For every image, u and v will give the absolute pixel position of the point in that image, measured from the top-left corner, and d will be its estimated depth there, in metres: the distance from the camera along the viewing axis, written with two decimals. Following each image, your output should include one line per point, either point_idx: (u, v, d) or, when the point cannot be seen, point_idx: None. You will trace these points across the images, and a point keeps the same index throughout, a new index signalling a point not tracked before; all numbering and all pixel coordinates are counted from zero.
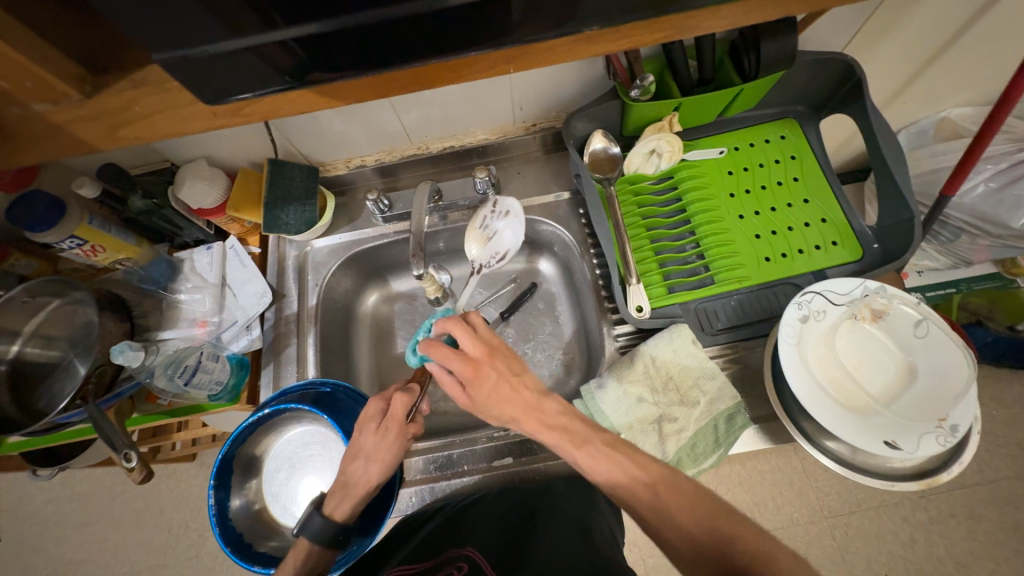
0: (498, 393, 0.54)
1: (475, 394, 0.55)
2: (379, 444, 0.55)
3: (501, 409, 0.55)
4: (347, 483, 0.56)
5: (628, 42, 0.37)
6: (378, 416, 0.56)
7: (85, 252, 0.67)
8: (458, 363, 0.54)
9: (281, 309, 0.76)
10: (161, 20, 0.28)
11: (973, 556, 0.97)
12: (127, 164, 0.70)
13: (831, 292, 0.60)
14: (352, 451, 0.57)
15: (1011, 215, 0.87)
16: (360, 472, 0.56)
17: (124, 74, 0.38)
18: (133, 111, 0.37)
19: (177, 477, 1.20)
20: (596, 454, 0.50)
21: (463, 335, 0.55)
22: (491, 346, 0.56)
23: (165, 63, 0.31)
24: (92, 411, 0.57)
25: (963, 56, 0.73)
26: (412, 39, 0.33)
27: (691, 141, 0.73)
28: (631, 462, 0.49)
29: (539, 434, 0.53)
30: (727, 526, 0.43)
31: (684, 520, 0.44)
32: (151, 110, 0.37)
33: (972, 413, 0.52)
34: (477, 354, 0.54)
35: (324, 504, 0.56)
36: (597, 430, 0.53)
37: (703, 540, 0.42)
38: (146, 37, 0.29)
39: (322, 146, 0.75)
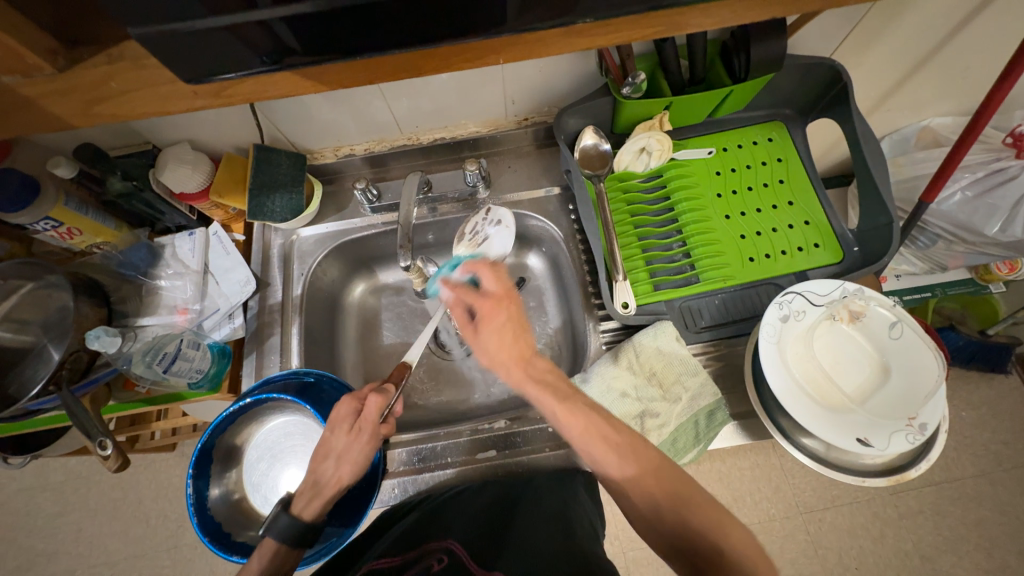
0: (501, 334, 0.55)
1: (482, 329, 0.56)
2: (351, 444, 0.55)
3: (497, 352, 0.55)
4: (316, 484, 0.55)
5: (617, 38, 0.37)
6: (351, 417, 0.56)
7: (60, 234, 0.65)
8: (478, 298, 0.57)
9: (265, 298, 0.75)
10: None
11: (939, 551, 1.01)
12: (106, 145, 0.68)
13: (811, 293, 0.61)
14: (322, 451, 0.56)
15: (985, 222, 0.90)
16: (330, 473, 0.55)
17: (100, 49, 0.36)
18: (111, 88, 0.36)
19: (156, 467, 1.18)
20: (576, 410, 0.50)
21: (491, 275, 0.59)
22: (513, 289, 0.58)
23: (144, 38, 0.30)
24: (65, 398, 0.56)
25: (946, 66, 0.74)
26: (402, 26, 0.33)
27: (681, 140, 0.74)
28: (607, 425, 0.49)
29: (530, 387, 0.53)
30: (682, 483, 0.45)
31: (648, 485, 0.45)
32: (129, 88, 0.36)
33: (940, 413, 0.54)
34: (498, 291, 0.57)
35: (293, 503, 0.54)
36: (581, 392, 0.53)
37: (664, 504, 0.44)
38: (124, 11, 0.28)
39: (310, 134, 0.74)
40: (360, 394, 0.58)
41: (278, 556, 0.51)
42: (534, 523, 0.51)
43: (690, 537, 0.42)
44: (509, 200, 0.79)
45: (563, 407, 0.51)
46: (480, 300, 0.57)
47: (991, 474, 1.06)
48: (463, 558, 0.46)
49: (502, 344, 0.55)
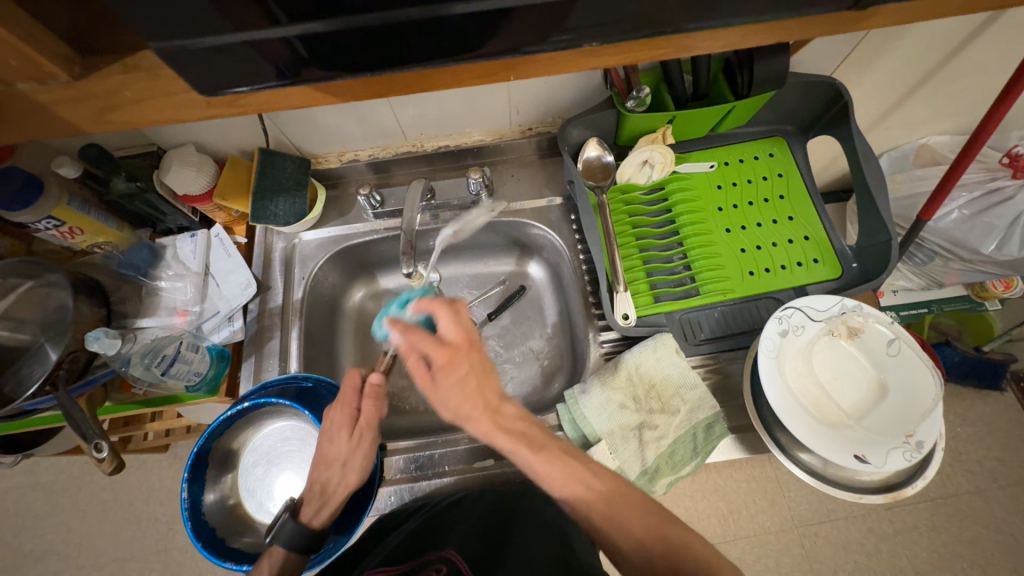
0: (463, 388, 0.53)
1: (438, 380, 0.53)
2: (353, 452, 0.57)
3: (457, 407, 0.53)
4: (324, 492, 0.56)
5: (625, 58, 0.37)
6: (349, 424, 0.57)
7: (61, 233, 0.65)
8: (434, 347, 0.54)
9: (265, 301, 0.75)
10: (161, 9, 0.28)
11: (933, 567, 1.01)
12: (111, 146, 0.68)
13: (809, 309, 0.61)
14: (323, 459, 0.57)
15: (982, 240, 0.90)
16: (336, 482, 0.57)
17: (116, 58, 0.37)
18: (124, 96, 0.36)
19: (148, 468, 1.17)
20: (552, 459, 0.50)
21: (448, 321, 0.55)
22: (473, 335, 0.56)
23: (161, 51, 0.30)
24: (62, 399, 0.55)
25: (944, 86, 0.76)
26: (416, 43, 0.33)
27: (683, 154, 0.74)
28: (586, 470, 0.50)
29: (509, 444, 0.51)
30: (666, 522, 0.46)
31: (634, 530, 0.45)
32: (142, 96, 0.37)
33: (937, 430, 0.54)
34: (455, 340, 0.54)
35: (300, 510, 0.55)
36: (553, 439, 0.53)
37: (649, 546, 0.44)
38: (143, 25, 0.29)
39: (315, 139, 0.74)
40: (353, 397, 0.58)
41: (285, 563, 0.52)
42: (533, 534, 0.51)
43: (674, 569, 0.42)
44: (512, 209, 0.79)
45: (544, 463, 0.50)
46: (436, 349, 0.54)
47: (986, 491, 1.06)
48: (463, 570, 0.46)
49: (467, 399, 0.53)
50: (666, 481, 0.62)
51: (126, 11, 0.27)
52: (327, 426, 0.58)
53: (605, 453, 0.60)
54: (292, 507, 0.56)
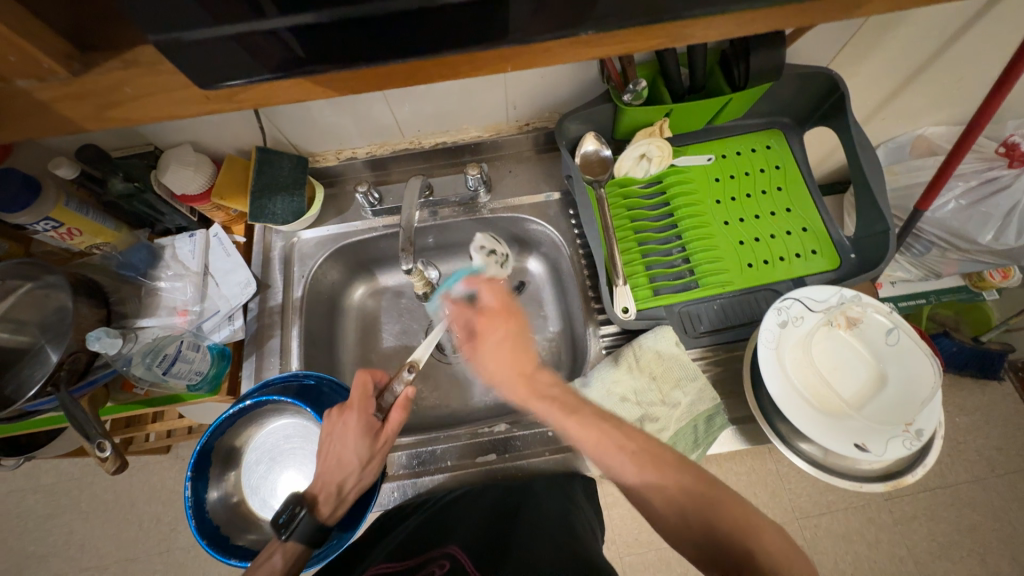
0: (497, 354, 0.61)
1: (483, 334, 0.63)
2: (372, 456, 0.58)
3: (499, 367, 0.61)
4: (340, 492, 0.57)
5: (624, 48, 0.37)
6: (370, 432, 0.58)
7: (60, 234, 0.65)
8: (475, 315, 0.64)
9: (265, 300, 0.75)
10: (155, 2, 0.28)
11: (934, 556, 1.02)
12: (109, 146, 0.68)
13: (808, 299, 0.61)
14: (339, 462, 0.57)
15: (979, 230, 0.90)
16: (352, 484, 0.58)
17: (113, 53, 0.37)
18: (123, 92, 0.36)
19: (149, 469, 1.17)
20: (586, 424, 0.53)
21: (488, 291, 0.65)
22: (512, 306, 0.65)
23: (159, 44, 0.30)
24: (64, 400, 0.55)
25: (940, 76, 0.76)
26: (410, 36, 0.33)
27: (681, 147, 0.75)
28: (620, 434, 0.51)
29: (543, 409, 0.56)
30: (716, 491, 0.46)
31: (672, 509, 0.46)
32: (142, 92, 0.36)
33: (936, 418, 0.54)
34: (494, 307, 0.64)
35: (316, 508, 0.56)
36: (586, 403, 0.55)
37: (688, 507, 0.45)
38: (140, 19, 0.29)
39: (313, 136, 0.74)
40: (368, 402, 0.60)
41: (300, 559, 0.53)
42: (536, 527, 0.51)
43: (713, 536, 0.43)
44: (510, 205, 0.79)
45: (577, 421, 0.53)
46: (476, 316, 0.64)
47: (985, 480, 1.07)
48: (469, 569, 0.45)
49: (505, 363, 0.61)
50: None
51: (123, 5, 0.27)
52: (341, 431, 0.58)
53: None
54: (307, 504, 0.55)
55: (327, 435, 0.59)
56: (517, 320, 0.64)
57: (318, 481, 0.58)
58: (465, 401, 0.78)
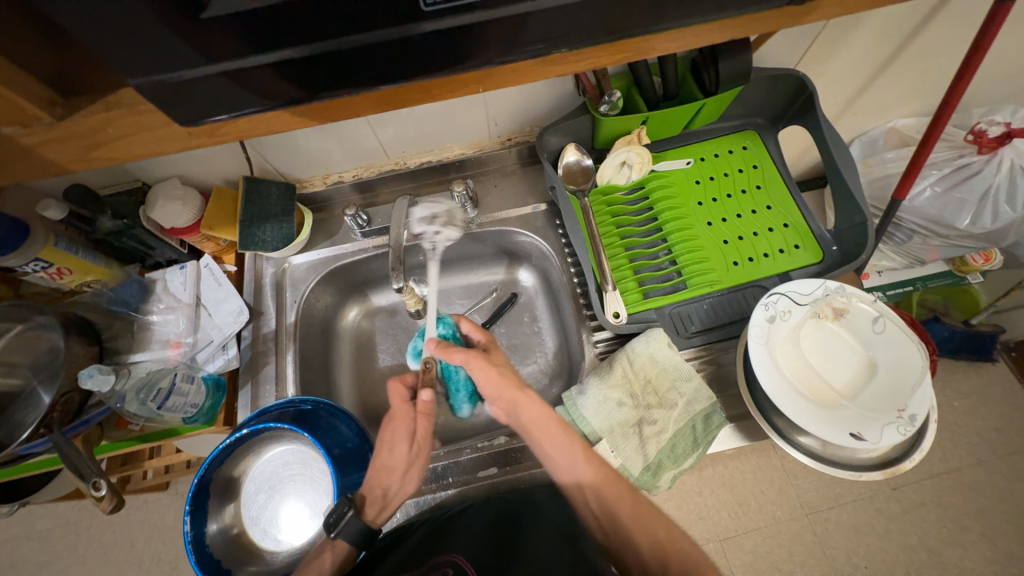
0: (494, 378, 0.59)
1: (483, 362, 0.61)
2: (412, 461, 0.58)
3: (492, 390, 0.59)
4: (385, 496, 0.56)
5: (592, 63, 0.39)
6: (410, 435, 0.58)
7: (49, 274, 0.65)
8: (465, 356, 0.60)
9: (259, 327, 0.75)
10: (136, 47, 0.29)
11: (945, 543, 1.02)
12: (96, 185, 0.69)
13: (794, 293, 0.63)
14: (383, 467, 0.57)
15: (956, 217, 0.93)
16: (396, 489, 0.57)
17: (98, 97, 0.38)
18: (108, 132, 0.37)
19: (148, 507, 1.15)
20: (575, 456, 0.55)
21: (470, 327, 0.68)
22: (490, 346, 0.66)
23: (141, 86, 0.31)
24: (57, 440, 0.55)
25: (905, 70, 0.78)
26: (387, 65, 0.34)
27: (660, 153, 0.77)
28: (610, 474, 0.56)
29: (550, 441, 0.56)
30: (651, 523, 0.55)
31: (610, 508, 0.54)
32: (126, 131, 0.37)
33: (927, 402, 0.55)
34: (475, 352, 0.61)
35: (364, 510, 0.55)
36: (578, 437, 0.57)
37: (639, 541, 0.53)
38: (122, 64, 0.30)
39: (299, 163, 0.75)
40: (407, 408, 0.60)
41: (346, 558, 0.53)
42: (538, 534, 0.52)
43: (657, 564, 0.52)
44: (498, 218, 0.81)
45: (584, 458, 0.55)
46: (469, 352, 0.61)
47: (988, 463, 1.07)
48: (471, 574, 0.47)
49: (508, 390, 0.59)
50: (669, 475, 0.62)
51: (105, 52, 0.28)
52: (390, 436, 0.58)
53: (606, 452, 0.61)
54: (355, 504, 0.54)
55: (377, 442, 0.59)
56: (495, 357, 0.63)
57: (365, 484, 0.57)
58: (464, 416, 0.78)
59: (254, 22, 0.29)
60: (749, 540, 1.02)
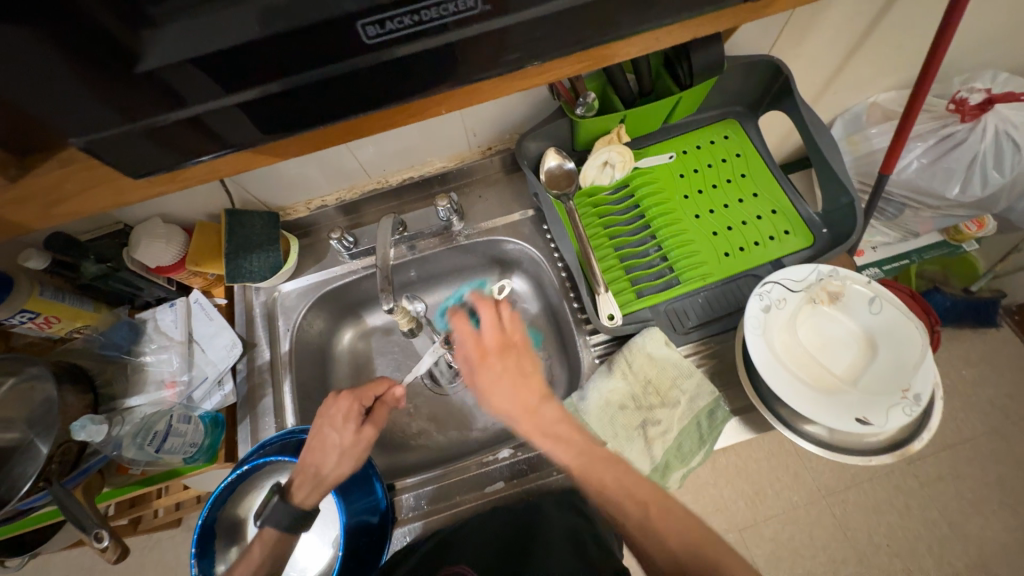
0: (500, 386, 0.57)
1: (478, 375, 0.58)
2: (355, 442, 0.59)
3: (500, 404, 0.57)
4: (318, 475, 0.57)
5: (557, 75, 0.39)
6: (356, 416, 0.60)
7: (37, 324, 0.64)
8: (473, 343, 0.59)
9: (253, 359, 0.74)
10: (82, 104, 0.28)
11: (965, 514, 1.01)
12: (76, 231, 0.68)
13: (788, 280, 0.62)
14: (317, 446, 0.58)
15: (945, 186, 0.92)
16: (330, 466, 0.58)
17: (49, 153, 0.37)
18: (65, 188, 0.37)
19: (163, 546, 1.14)
20: (591, 463, 0.53)
21: (489, 319, 0.59)
22: (507, 335, 0.59)
23: (91, 144, 0.31)
24: (57, 493, 0.54)
25: (881, 45, 0.78)
26: (347, 97, 0.34)
27: (641, 149, 0.76)
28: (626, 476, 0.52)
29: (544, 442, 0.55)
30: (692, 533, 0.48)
31: (665, 539, 0.48)
32: (80, 185, 0.37)
33: (931, 379, 0.54)
34: (495, 339, 0.59)
35: (290, 493, 0.57)
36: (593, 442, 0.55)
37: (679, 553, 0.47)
38: (70, 122, 0.29)
39: (280, 191, 0.75)
40: (363, 395, 0.62)
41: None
42: (546, 544, 0.51)
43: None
44: (485, 228, 0.80)
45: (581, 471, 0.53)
46: (476, 344, 0.59)
47: (1001, 429, 1.06)
48: None
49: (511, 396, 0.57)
50: (677, 476, 0.61)
51: (51, 111, 0.28)
52: (338, 425, 0.59)
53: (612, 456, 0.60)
54: (282, 490, 0.57)
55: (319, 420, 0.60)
56: (523, 353, 0.59)
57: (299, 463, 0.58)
58: (468, 430, 0.78)
59: (201, 69, 0.29)
60: (768, 528, 1.01)
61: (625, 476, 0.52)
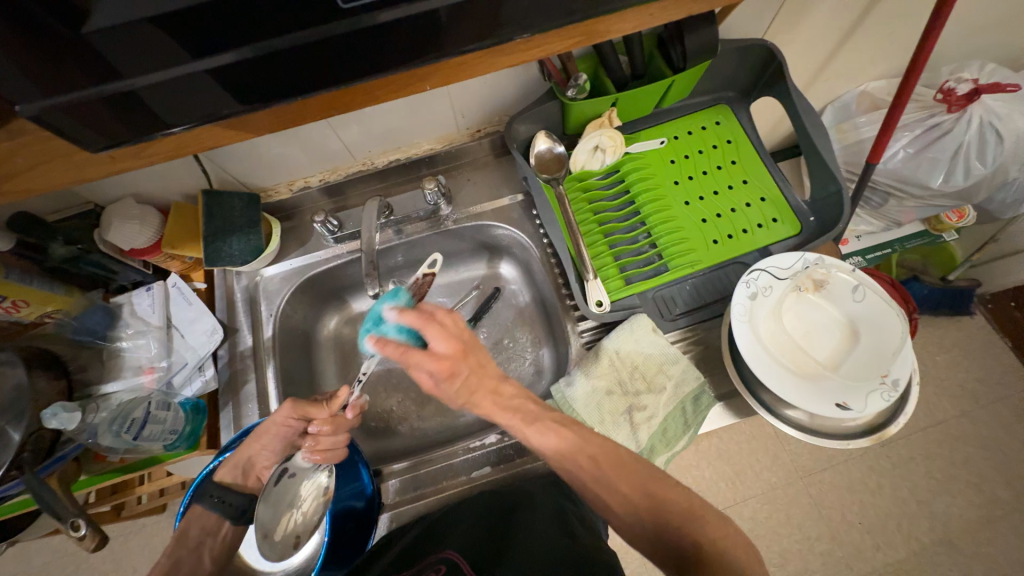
0: (471, 388, 0.54)
1: (444, 389, 0.53)
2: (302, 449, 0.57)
3: (465, 399, 0.54)
4: (251, 465, 0.58)
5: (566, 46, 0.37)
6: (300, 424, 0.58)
7: (4, 309, 0.61)
8: (431, 362, 0.51)
9: (234, 345, 0.72)
10: (28, 67, 0.26)
11: (934, 493, 1.05)
12: (43, 211, 0.65)
13: (774, 268, 0.62)
14: (259, 442, 0.57)
15: (929, 175, 0.93)
16: (264, 459, 0.58)
17: None
18: (17, 163, 0.35)
19: (148, 530, 1.13)
20: (547, 430, 0.53)
21: (437, 335, 0.52)
22: (467, 339, 0.54)
23: (40, 113, 0.28)
24: (31, 483, 0.53)
25: (873, 32, 0.77)
26: (327, 64, 0.32)
27: (633, 134, 0.75)
28: (580, 438, 0.52)
29: (512, 424, 0.54)
30: (656, 490, 0.48)
31: (627, 492, 0.48)
32: (37, 162, 0.36)
33: (909, 366, 0.56)
34: (453, 350, 0.52)
35: (224, 477, 0.58)
36: (547, 409, 0.55)
37: (640, 504, 0.48)
38: (10, 88, 0.27)
39: (261, 171, 0.72)
40: (315, 409, 0.58)
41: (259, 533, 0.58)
42: (531, 527, 0.51)
43: (663, 530, 0.46)
44: (474, 213, 0.79)
45: (553, 429, 0.52)
46: (435, 363, 0.51)
47: (971, 412, 1.11)
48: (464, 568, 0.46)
49: (477, 394, 0.53)
50: (662, 459, 0.62)
51: None
52: (286, 432, 0.58)
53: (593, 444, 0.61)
54: (221, 475, 0.58)
55: (268, 422, 0.57)
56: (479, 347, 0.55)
57: (239, 452, 0.58)
58: (455, 415, 0.78)
59: (164, 29, 0.27)
60: (747, 507, 1.04)
61: (580, 442, 0.52)
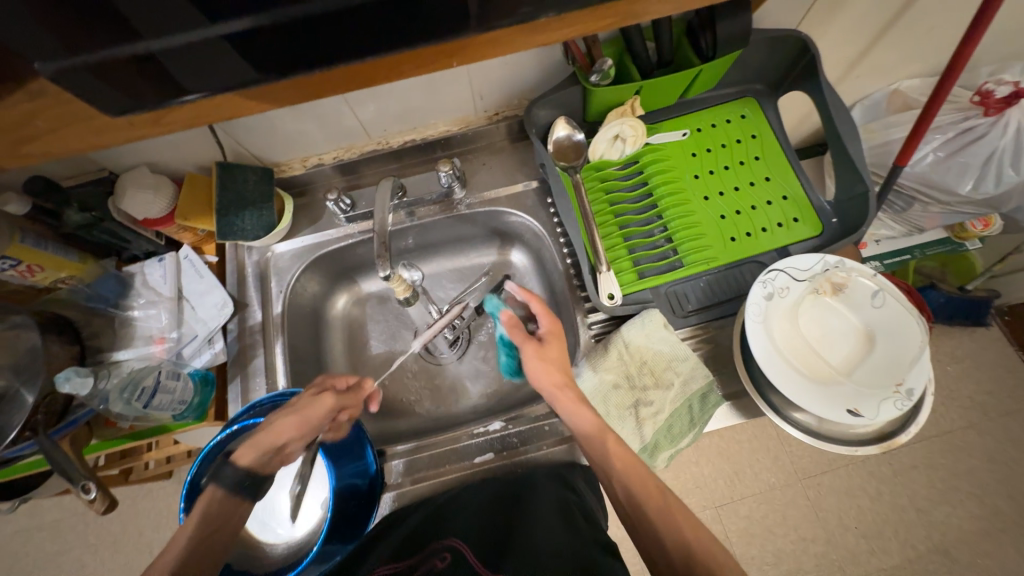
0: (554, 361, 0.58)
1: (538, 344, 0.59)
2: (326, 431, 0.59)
3: (546, 373, 0.57)
4: (276, 448, 0.54)
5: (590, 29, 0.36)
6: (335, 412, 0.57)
7: (20, 273, 0.61)
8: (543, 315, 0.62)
9: (244, 319, 0.73)
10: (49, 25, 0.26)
11: (934, 503, 1.04)
12: (59, 176, 0.65)
13: (793, 269, 0.61)
14: (300, 428, 0.54)
15: (959, 181, 0.90)
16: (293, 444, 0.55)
17: None
18: (36, 125, 0.35)
19: (154, 495, 1.16)
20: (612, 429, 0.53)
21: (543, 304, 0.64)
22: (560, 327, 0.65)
23: (57, 73, 0.28)
24: (44, 444, 0.54)
25: (913, 27, 0.74)
26: (349, 36, 0.31)
27: (654, 124, 0.73)
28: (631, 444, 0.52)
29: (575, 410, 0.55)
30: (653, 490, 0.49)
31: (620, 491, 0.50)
32: (56, 124, 0.35)
33: (925, 375, 0.54)
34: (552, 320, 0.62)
35: (246, 459, 0.52)
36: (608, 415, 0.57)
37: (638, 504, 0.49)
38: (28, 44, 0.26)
39: (275, 145, 0.71)
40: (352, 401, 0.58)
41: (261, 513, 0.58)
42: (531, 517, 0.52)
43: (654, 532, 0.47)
44: (488, 198, 0.77)
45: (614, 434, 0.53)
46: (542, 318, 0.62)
47: (978, 425, 1.09)
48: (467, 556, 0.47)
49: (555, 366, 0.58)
50: (665, 456, 0.62)
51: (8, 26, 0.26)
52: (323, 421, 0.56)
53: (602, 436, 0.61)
54: (244, 456, 0.52)
55: (312, 407, 0.55)
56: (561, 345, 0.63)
57: (270, 432, 0.53)
58: (459, 400, 0.78)
59: None
60: (743, 506, 1.04)
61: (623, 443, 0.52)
